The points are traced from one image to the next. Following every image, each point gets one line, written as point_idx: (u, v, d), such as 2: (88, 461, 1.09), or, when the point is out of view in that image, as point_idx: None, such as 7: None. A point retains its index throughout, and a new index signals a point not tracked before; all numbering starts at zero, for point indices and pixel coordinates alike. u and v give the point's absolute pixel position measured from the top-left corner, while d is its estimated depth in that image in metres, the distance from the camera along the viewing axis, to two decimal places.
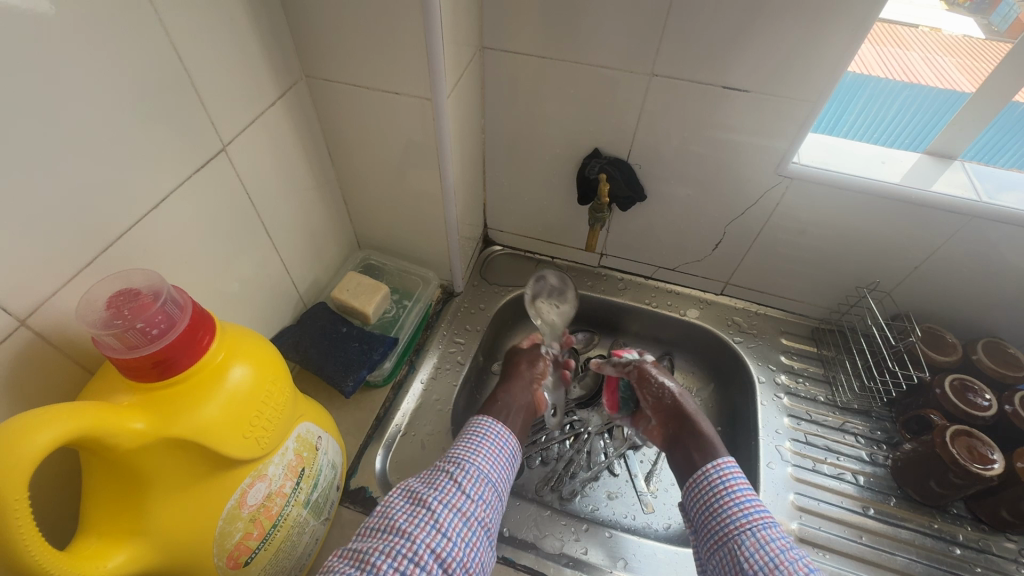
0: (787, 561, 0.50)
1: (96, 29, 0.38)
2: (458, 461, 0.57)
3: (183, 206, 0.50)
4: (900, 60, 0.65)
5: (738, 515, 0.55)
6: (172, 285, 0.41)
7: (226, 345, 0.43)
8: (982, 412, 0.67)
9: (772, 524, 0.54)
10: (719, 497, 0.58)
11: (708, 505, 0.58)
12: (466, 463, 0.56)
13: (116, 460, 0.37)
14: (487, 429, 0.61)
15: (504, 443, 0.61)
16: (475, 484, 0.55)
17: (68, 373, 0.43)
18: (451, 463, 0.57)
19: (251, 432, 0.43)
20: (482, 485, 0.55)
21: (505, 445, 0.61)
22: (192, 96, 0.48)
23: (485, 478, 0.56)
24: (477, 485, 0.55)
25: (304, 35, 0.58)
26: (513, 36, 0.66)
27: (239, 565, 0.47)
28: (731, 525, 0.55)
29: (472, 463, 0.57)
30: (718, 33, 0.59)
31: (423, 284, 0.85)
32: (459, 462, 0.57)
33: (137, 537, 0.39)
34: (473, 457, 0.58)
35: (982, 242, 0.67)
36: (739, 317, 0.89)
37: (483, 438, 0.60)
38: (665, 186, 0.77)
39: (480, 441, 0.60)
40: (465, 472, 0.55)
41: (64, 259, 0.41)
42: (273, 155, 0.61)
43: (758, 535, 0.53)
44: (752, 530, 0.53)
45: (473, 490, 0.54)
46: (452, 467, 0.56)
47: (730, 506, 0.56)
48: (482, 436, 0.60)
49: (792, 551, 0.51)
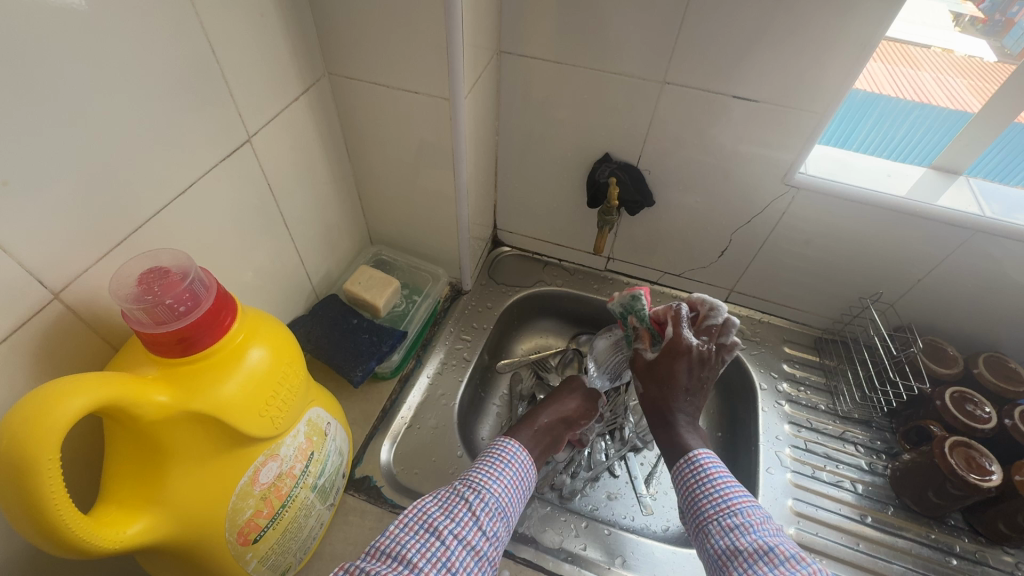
0: (766, 545, 0.49)
1: (138, 21, 0.40)
2: (477, 488, 0.54)
3: (208, 193, 0.52)
4: (912, 80, 0.66)
5: (711, 502, 0.54)
6: (199, 266, 0.43)
7: (247, 326, 0.45)
8: (982, 424, 0.68)
9: (751, 508, 0.53)
10: (690, 482, 0.56)
11: (682, 491, 0.57)
12: (486, 492, 0.54)
13: (139, 431, 0.39)
14: (512, 456, 0.59)
15: (523, 470, 0.59)
16: (493, 518, 0.53)
17: (94, 348, 0.45)
18: (470, 489, 0.54)
19: (265, 412, 0.45)
20: (497, 519, 0.53)
21: (525, 471, 0.59)
22: (222, 88, 0.50)
23: (501, 512, 0.54)
24: (493, 520, 0.53)
25: (328, 34, 0.60)
26: (530, 41, 0.68)
27: (249, 541, 0.48)
28: (703, 511, 0.54)
29: (491, 493, 0.54)
30: (730, 44, 0.60)
31: (432, 281, 0.87)
32: (478, 490, 0.54)
33: (155, 506, 0.41)
34: (493, 484, 0.55)
35: (984, 257, 0.68)
36: (742, 324, 0.90)
37: (506, 463, 0.58)
38: (673, 193, 0.78)
39: (502, 467, 0.57)
40: (484, 503, 0.53)
41: (97, 238, 0.43)
42: (295, 148, 0.63)
43: (726, 522, 0.53)
44: (722, 516, 0.53)
45: (489, 525, 0.52)
46: (472, 495, 0.53)
47: (702, 491, 0.55)
48: (504, 463, 0.58)
49: (767, 535, 0.50)
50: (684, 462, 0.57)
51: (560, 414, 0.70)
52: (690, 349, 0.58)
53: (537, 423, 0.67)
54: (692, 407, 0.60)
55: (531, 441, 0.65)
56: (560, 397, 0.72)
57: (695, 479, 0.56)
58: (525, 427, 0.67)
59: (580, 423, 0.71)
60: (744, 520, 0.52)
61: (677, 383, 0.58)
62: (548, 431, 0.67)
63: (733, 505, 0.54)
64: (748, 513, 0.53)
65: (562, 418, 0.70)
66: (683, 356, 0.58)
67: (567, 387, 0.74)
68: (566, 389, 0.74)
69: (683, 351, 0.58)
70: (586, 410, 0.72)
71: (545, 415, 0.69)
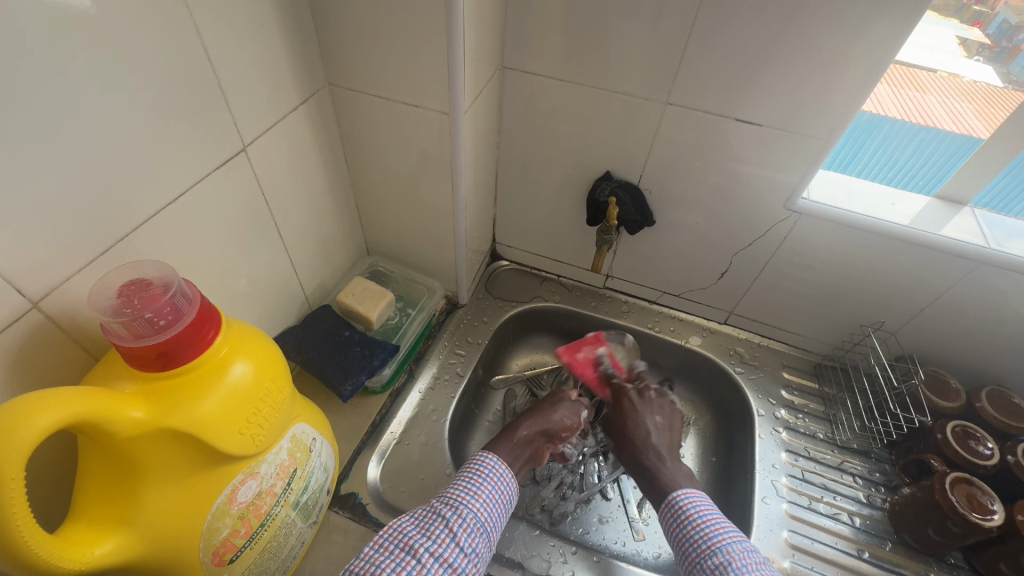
0: None
1: (133, 30, 0.40)
2: (455, 504, 0.53)
3: (200, 201, 0.51)
4: (918, 103, 0.65)
5: (694, 543, 0.54)
6: (181, 278, 0.42)
7: (230, 340, 0.44)
8: (983, 461, 0.66)
9: (738, 542, 0.53)
10: (673, 524, 0.56)
11: (669, 535, 0.57)
12: (464, 508, 0.53)
13: (112, 447, 0.38)
14: (489, 469, 0.57)
15: (504, 486, 0.57)
16: (470, 535, 0.51)
17: (73, 357, 0.44)
18: (447, 505, 0.53)
19: (246, 429, 0.44)
20: (476, 535, 0.52)
21: (505, 487, 0.57)
22: (218, 96, 0.49)
23: (480, 527, 0.53)
24: (472, 535, 0.51)
25: (330, 45, 0.60)
26: (533, 58, 0.68)
27: (224, 562, 0.47)
28: (687, 554, 0.54)
29: (469, 508, 0.53)
30: (735, 66, 0.60)
31: (428, 294, 0.86)
32: (455, 506, 0.53)
33: (126, 525, 0.39)
34: (472, 499, 0.54)
35: (990, 288, 0.67)
36: (741, 347, 0.89)
37: (484, 478, 0.56)
38: (674, 213, 0.77)
39: (480, 482, 0.56)
40: (462, 519, 0.51)
41: (79, 247, 0.42)
42: (291, 157, 0.62)
43: (708, 563, 0.52)
44: (704, 557, 0.53)
45: (468, 541, 0.50)
46: (450, 511, 0.52)
47: (685, 534, 0.55)
48: (483, 477, 0.56)
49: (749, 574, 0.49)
50: (665, 505, 0.58)
51: (542, 426, 0.66)
52: (629, 389, 0.70)
53: (517, 435, 0.64)
54: (666, 444, 0.64)
55: (511, 455, 0.62)
56: (544, 409, 0.68)
57: (677, 522, 0.56)
58: (507, 439, 0.63)
59: (563, 436, 0.68)
60: (724, 559, 0.51)
61: (636, 419, 0.66)
62: (528, 444, 0.64)
63: (714, 544, 0.53)
64: (729, 551, 0.52)
65: (544, 430, 0.66)
66: (626, 395, 0.69)
67: (551, 399, 0.70)
68: (552, 400, 0.70)
69: (624, 392, 0.69)
70: (572, 423, 0.69)
71: (526, 427, 0.65)
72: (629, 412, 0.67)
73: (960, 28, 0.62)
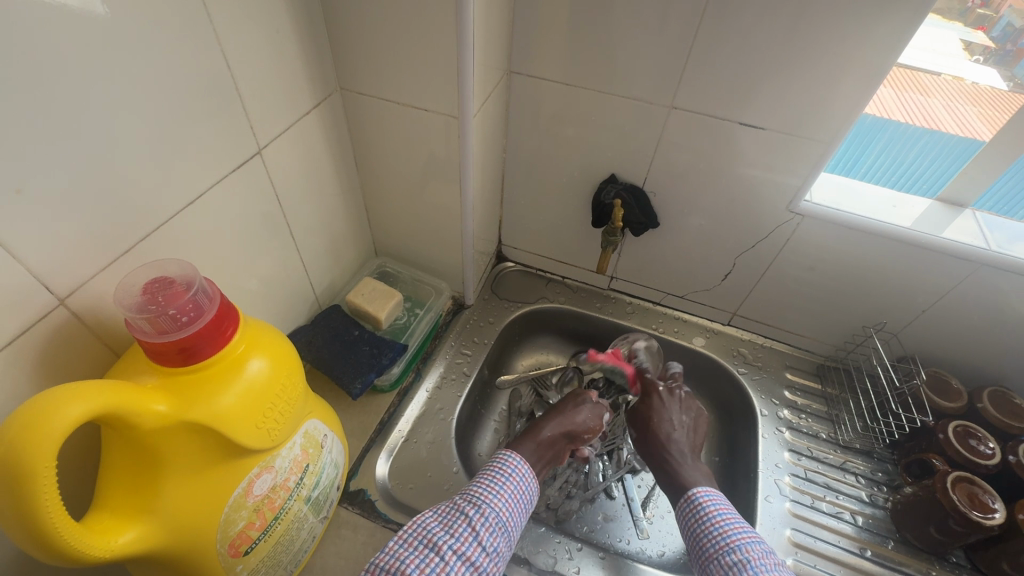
0: None
1: (155, 36, 0.42)
2: (478, 503, 0.54)
3: (216, 203, 0.53)
4: (922, 107, 0.66)
5: (711, 540, 0.55)
6: (203, 276, 0.43)
7: (248, 337, 0.45)
8: (985, 460, 0.67)
9: (755, 542, 0.53)
10: (690, 521, 0.57)
11: (685, 530, 0.58)
12: (486, 507, 0.54)
13: (137, 439, 0.39)
14: (511, 468, 0.58)
15: (524, 486, 0.58)
16: (492, 534, 0.52)
17: (96, 353, 0.45)
18: (470, 504, 0.54)
19: (263, 423, 0.45)
20: (498, 534, 0.53)
21: (527, 488, 0.58)
22: (235, 100, 0.51)
23: (502, 526, 0.54)
24: (493, 535, 0.52)
25: (343, 51, 0.61)
26: (539, 63, 0.69)
27: (240, 554, 0.48)
28: (704, 549, 0.55)
29: (491, 507, 0.54)
30: (738, 70, 0.61)
31: (435, 294, 0.87)
32: (478, 505, 0.54)
33: (148, 515, 0.41)
34: (494, 499, 0.55)
35: (991, 290, 0.68)
36: (744, 348, 0.90)
37: (507, 478, 0.57)
38: (678, 215, 0.78)
39: (503, 482, 0.57)
40: (485, 518, 0.52)
41: (102, 246, 0.43)
42: (304, 160, 0.64)
43: (725, 560, 0.53)
44: (721, 554, 0.53)
45: (489, 540, 0.51)
46: (472, 510, 0.53)
47: (702, 530, 0.56)
48: (505, 477, 0.57)
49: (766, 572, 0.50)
50: (684, 501, 0.59)
51: (564, 426, 0.67)
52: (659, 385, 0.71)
53: (540, 436, 0.65)
54: (690, 442, 0.67)
55: (534, 455, 0.63)
56: (566, 410, 0.70)
57: (695, 518, 0.57)
58: (530, 439, 0.64)
59: (585, 437, 0.69)
60: (742, 557, 0.52)
61: (664, 417, 0.68)
62: (551, 444, 0.65)
63: (732, 542, 0.53)
64: (747, 550, 0.52)
65: (566, 431, 0.67)
66: (656, 393, 0.70)
67: (574, 400, 0.71)
68: (574, 402, 0.72)
69: (653, 389, 0.71)
70: (594, 425, 0.70)
71: (549, 428, 0.66)
72: (657, 407, 0.69)
73: (964, 31, 0.62)
